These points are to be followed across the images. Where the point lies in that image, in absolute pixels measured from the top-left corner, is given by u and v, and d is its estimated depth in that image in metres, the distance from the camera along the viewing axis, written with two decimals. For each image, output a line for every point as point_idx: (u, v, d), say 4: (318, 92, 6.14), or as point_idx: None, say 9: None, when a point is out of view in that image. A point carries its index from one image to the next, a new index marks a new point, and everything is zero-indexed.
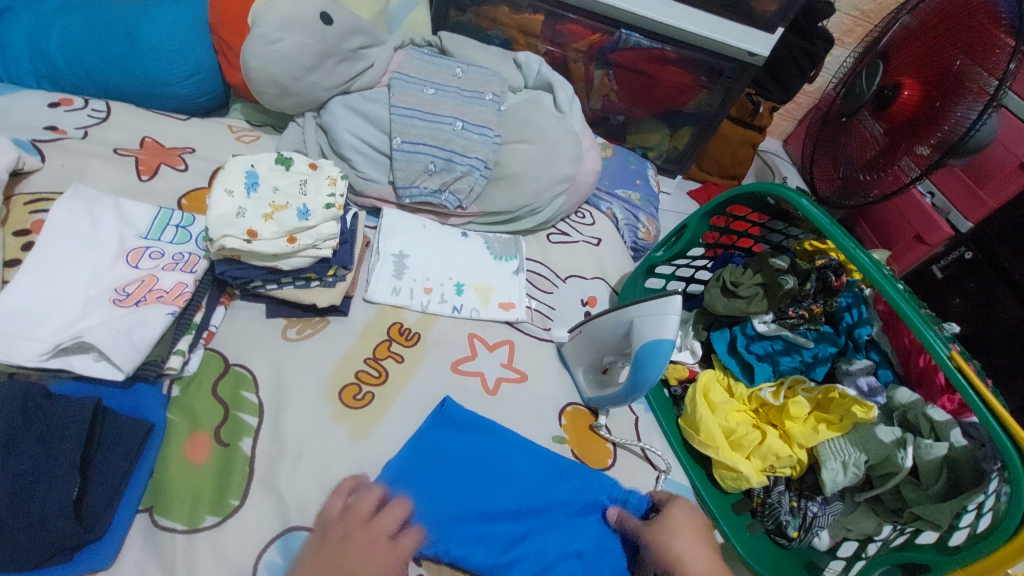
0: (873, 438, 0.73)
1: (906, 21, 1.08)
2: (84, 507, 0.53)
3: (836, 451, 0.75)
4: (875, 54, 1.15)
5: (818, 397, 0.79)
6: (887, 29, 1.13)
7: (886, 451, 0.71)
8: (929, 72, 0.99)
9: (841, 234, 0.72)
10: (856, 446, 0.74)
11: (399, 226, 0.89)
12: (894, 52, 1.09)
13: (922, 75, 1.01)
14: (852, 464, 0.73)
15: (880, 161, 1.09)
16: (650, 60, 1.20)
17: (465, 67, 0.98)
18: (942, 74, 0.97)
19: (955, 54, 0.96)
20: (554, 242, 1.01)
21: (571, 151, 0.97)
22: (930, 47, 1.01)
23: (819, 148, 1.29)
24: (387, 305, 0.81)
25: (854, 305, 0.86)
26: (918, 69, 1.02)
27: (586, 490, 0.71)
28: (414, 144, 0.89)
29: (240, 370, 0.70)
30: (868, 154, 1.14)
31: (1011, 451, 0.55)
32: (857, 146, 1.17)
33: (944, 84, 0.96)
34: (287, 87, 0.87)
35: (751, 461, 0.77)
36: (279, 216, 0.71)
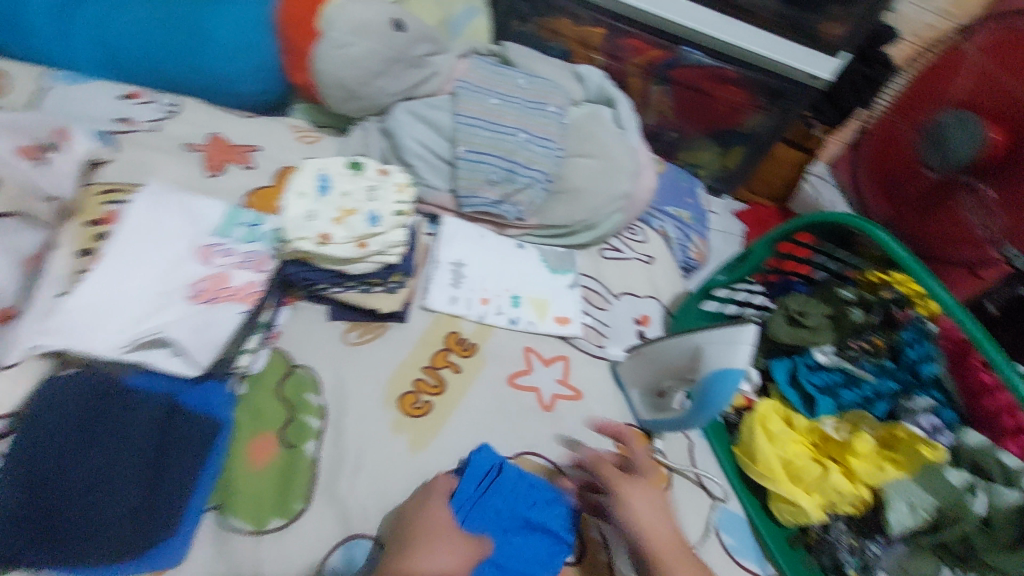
0: (941, 481, 0.70)
1: (968, 47, 1.04)
2: (159, 500, 0.54)
3: (903, 492, 0.72)
4: (933, 82, 1.10)
5: (882, 435, 0.78)
6: (947, 54, 1.09)
7: (955, 495, 0.68)
8: (1002, 108, 0.94)
9: (919, 267, 0.70)
10: (925, 489, 0.71)
11: (458, 235, 0.89)
12: (956, 81, 1.04)
13: (993, 111, 0.96)
14: (916, 507, 0.70)
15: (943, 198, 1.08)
16: (708, 78, 1.18)
17: (528, 78, 0.97)
18: (1016, 111, 0.92)
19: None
20: (607, 258, 0.99)
21: (630, 168, 0.96)
22: (1000, 80, 0.96)
23: (874, 175, 1.25)
24: (444, 314, 0.81)
25: (918, 341, 0.81)
26: (991, 105, 0.96)
27: (516, 484, 0.65)
28: (478, 154, 0.88)
29: (303, 372, 0.70)
30: (930, 187, 1.10)
31: None
32: (919, 180, 1.12)
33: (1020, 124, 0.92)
34: (353, 91, 0.89)
35: (811, 496, 0.75)
36: (349, 220, 0.71)
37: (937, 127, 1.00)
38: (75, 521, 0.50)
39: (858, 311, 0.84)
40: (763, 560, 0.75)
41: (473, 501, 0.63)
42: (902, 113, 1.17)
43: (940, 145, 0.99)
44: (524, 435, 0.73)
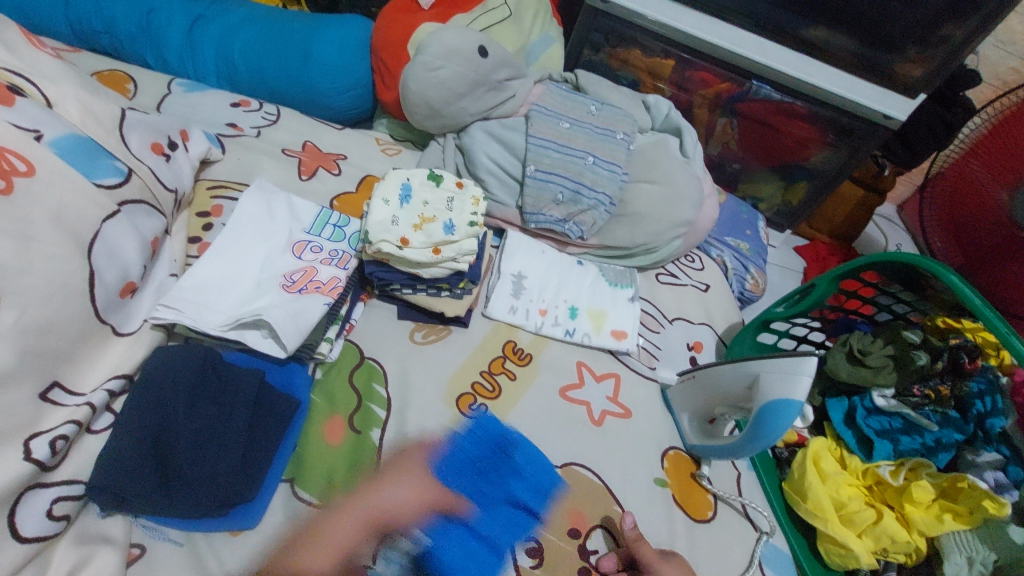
0: (1004, 537, 0.68)
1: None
2: (249, 463, 0.60)
3: (963, 547, 0.70)
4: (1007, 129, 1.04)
5: (943, 484, 0.74)
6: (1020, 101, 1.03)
7: (1019, 554, 0.67)
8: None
9: (994, 317, 0.69)
10: (985, 544, 0.70)
11: (521, 248, 0.94)
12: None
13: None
14: (975, 563, 0.69)
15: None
16: (778, 112, 1.19)
17: (600, 105, 1.02)
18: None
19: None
20: (662, 282, 1.01)
21: (692, 197, 0.98)
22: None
23: (950, 218, 1.19)
24: (504, 323, 0.85)
25: (987, 393, 0.79)
26: None
27: (506, 444, 0.72)
28: (546, 173, 0.93)
29: (372, 364, 0.75)
30: (1011, 236, 1.05)
31: None
32: (1002, 228, 1.07)
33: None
34: (437, 110, 0.96)
35: (862, 540, 0.73)
36: (427, 228, 0.77)
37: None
38: (187, 465, 0.57)
39: (922, 356, 0.79)
40: None
41: (466, 454, 0.70)
42: (977, 156, 1.10)
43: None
44: (573, 445, 0.75)
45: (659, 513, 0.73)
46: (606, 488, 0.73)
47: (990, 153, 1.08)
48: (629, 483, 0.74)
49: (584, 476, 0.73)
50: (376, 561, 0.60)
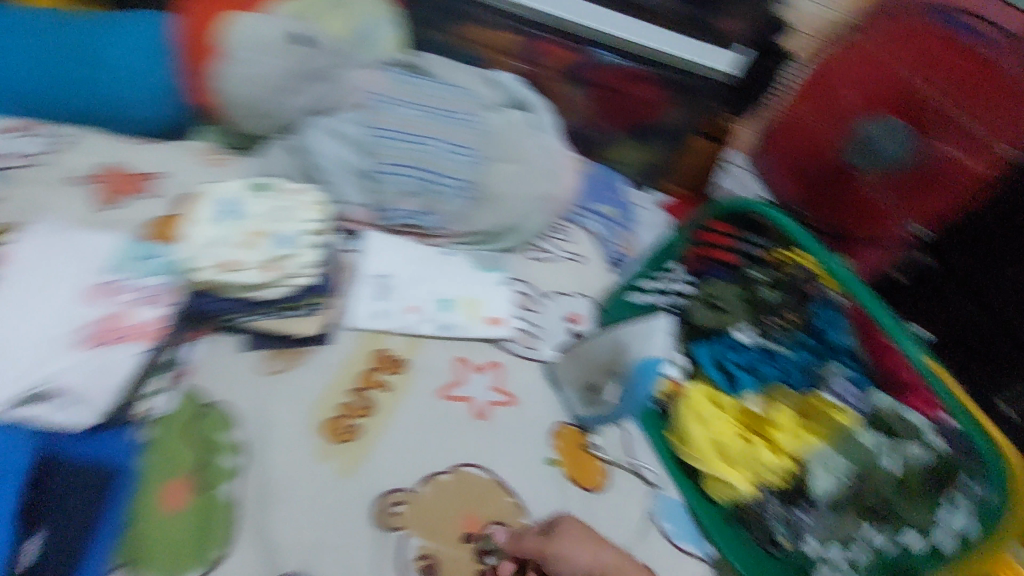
0: (855, 444, 0.74)
1: (858, 37, 1.10)
2: (41, 564, 0.51)
3: (823, 463, 0.75)
4: (832, 73, 1.14)
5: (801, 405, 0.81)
6: (838, 46, 1.13)
7: (869, 458, 0.72)
8: (903, 99, 1.04)
9: (814, 242, 0.74)
10: (842, 456, 0.74)
11: (380, 249, 0.88)
12: (853, 72, 1.10)
13: (894, 102, 1.05)
14: (836, 476, 0.73)
15: (858, 193, 1.15)
16: (621, 78, 1.23)
17: (441, 86, 0.96)
18: (916, 105, 1.02)
19: (928, 85, 1.00)
20: (535, 260, 0.99)
21: (549, 170, 0.97)
22: (895, 74, 1.04)
23: (780, 157, 1.28)
24: (370, 332, 0.79)
25: (829, 313, 0.82)
26: (903, 109, 1.04)
27: None
28: (394, 166, 0.87)
29: (216, 411, 0.66)
30: (836, 173, 1.16)
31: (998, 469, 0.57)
32: (828, 165, 1.17)
33: (923, 115, 1.02)
34: (257, 109, 0.85)
35: (739, 472, 0.79)
36: (253, 241, 0.69)
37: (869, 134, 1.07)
38: None
39: (766, 290, 0.86)
40: (703, 542, 0.77)
41: None
42: (807, 98, 1.19)
43: (874, 151, 1.08)
44: (459, 445, 0.72)
45: (554, 494, 0.72)
46: (498, 482, 0.71)
47: (817, 97, 1.17)
48: (520, 472, 0.72)
49: (473, 474, 0.70)
50: None
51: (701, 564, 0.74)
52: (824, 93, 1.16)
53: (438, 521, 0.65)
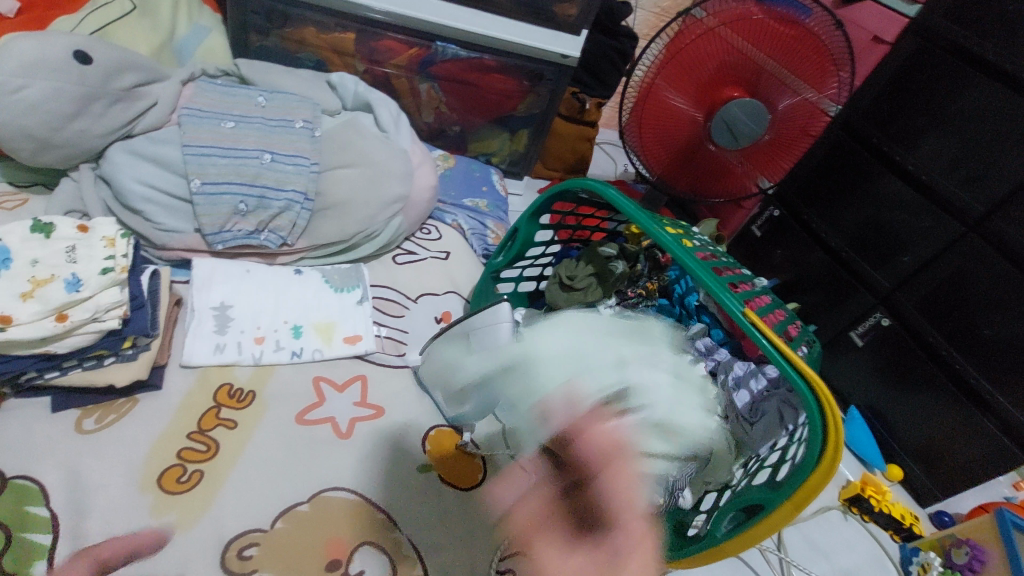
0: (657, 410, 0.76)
1: (705, 18, 1.02)
2: None
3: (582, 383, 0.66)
4: (684, 56, 1.07)
5: None
6: (686, 29, 1.04)
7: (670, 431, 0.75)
8: (742, 75, 1.06)
9: (645, 216, 0.75)
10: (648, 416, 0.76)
11: (216, 276, 0.81)
12: (704, 55, 1.06)
13: (735, 78, 1.07)
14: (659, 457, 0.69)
15: (715, 163, 1.21)
16: (472, 70, 1.22)
17: (269, 95, 0.91)
18: (753, 76, 1.06)
19: (763, 59, 1.04)
20: (400, 263, 0.98)
21: (399, 171, 0.94)
22: (740, 54, 1.04)
23: (643, 139, 1.22)
24: (211, 366, 0.73)
25: (682, 277, 0.96)
26: (739, 79, 1.07)
27: None
28: (216, 185, 0.81)
29: (21, 483, 0.58)
30: (703, 146, 1.19)
31: (810, 399, 0.60)
32: (694, 141, 1.18)
33: (759, 87, 1.07)
34: (46, 140, 0.75)
35: None
36: (41, 293, 0.60)
37: (727, 114, 1.08)
38: None
39: (618, 264, 0.88)
40: None
41: None
42: (666, 82, 1.11)
43: (734, 129, 1.10)
44: (322, 469, 0.69)
45: (428, 498, 0.70)
46: (366, 500, 0.68)
47: (676, 80, 1.11)
48: (391, 484, 0.70)
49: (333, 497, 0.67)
50: None
51: None
52: (674, 79, 1.10)
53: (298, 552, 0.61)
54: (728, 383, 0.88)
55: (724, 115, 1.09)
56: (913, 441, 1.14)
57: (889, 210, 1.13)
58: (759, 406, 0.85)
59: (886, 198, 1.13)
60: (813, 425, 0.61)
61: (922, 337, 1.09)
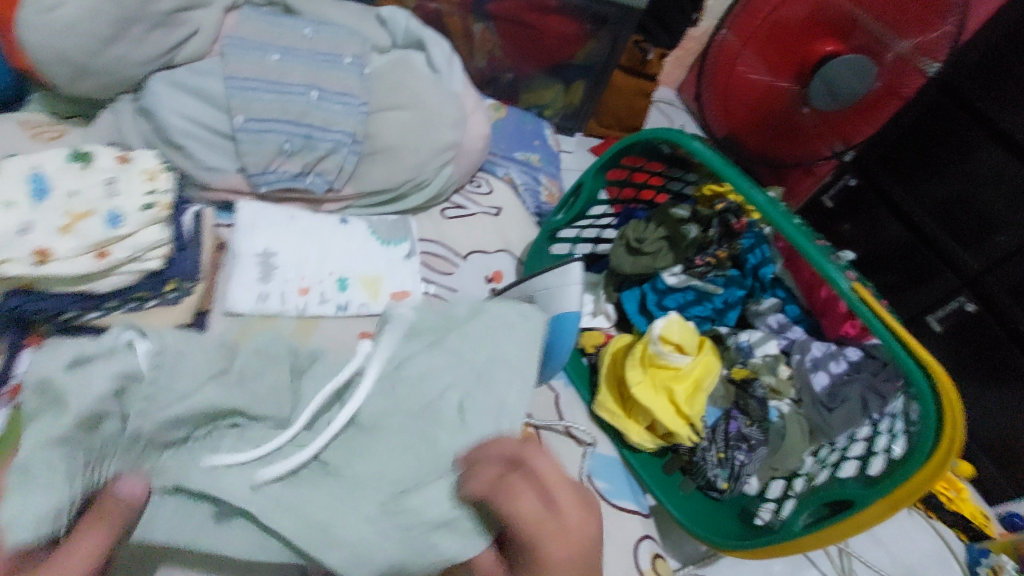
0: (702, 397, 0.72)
1: None
2: None
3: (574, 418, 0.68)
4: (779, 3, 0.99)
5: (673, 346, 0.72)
6: None
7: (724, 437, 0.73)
8: (832, 25, 0.95)
9: (734, 173, 0.66)
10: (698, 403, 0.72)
11: (260, 221, 0.76)
12: (795, 3, 0.97)
13: (825, 29, 0.96)
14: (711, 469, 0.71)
15: (788, 128, 1.12)
16: (530, 9, 1.11)
17: (316, 27, 0.83)
18: (845, 26, 0.94)
19: (857, 5, 0.91)
20: (449, 217, 0.91)
21: (452, 115, 0.86)
22: (839, 4, 0.93)
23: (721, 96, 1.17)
24: (254, 315, 0.69)
25: (756, 245, 0.84)
26: (829, 30, 0.96)
27: None
28: (261, 121, 0.75)
29: None
30: (784, 107, 1.09)
31: (922, 383, 0.54)
32: (773, 101, 1.09)
33: (849, 39, 0.94)
34: (82, 66, 0.70)
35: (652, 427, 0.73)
36: (80, 227, 0.55)
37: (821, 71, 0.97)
38: None
39: (692, 227, 0.81)
40: (641, 495, 0.73)
41: None
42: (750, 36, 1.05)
43: (829, 88, 0.98)
44: None
45: None
46: None
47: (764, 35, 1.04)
48: None
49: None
50: None
51: (637, 518, 0.70)
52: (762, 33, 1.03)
53: None
54: (804, 364, 0.81)
55: (818, 73, 0.98)
56: (987, 435, 1.05)
57: (986, 183, 1.00)
58: (840, 391, 0.76)
59: (985, 168, 1.00)
60: (925, 420, 0.53)
61: (1010, 323, 0.98)
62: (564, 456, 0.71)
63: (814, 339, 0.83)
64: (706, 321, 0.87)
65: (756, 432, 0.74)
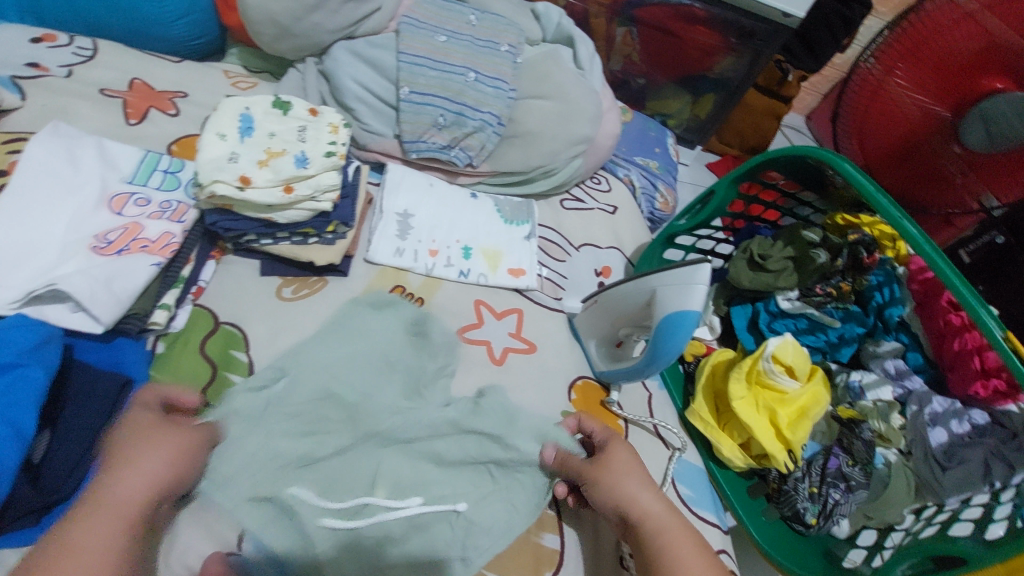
0: (808, 422, 0.70)
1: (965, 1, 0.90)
2: (45, 469, 0.49)
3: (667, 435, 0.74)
4: (944, 33, 0.94)
5: (783, 367, 0.71)
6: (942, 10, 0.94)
7: (809, 459, 0.73)
8: (1006, 62, 0.87)
9: (887, 202, 0.64)
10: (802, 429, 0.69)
11: (404, 183, 0.84)
12: (962, 39, 0.92)
13: (996, 65, 0.88)
14: (801, 505, 0.69)
15: (931, 166, 1.05)
16: (675, 16, 1.13)
17: (480, 15, 0.90)
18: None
19: None
20: (568, 208, 0.95)
21: (590, 111, 0.90)
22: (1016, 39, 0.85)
23: (860, 128, 1.13)
24: (389, 267, 0.77)
25: (885, 284, 0.82)
26: (1001, 66, 0.88)
27: None
28: (422, 95, 0.82)
29: (231, 329, 0.65)
30: (932, 146, 1.02)
31: None
32: (925, 134, 1.02)
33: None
34: (287, 28, 0.81)
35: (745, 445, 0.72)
36: (275, 163, 0.64)
37: (987, 110, 0.90)
38: None
39: (821, 253, 0.78)
40: (721, 511, 0.72)
41: None
42: (905, 64, 1.01)
43: (987, 126, 0.91)
44: (474, 387, 0.70)
45: None
46: None
47: (920, 62, 0.99)
48: None
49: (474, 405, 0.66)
50: (242, 545, 0.52)
51: (716, 531, 0.69)
52: (919, 64, 0.99)
53: (443, 457, 0.62)
54: (921, 417, 0.75)
55: (980, 110, 0.91)
56: None
57: None
58: (959, 451, 0.70)
59: None
60: None
61: None
62: (650, 454, 0.72)
63: (936, 394, 0.77)
64: (817, 352, 0.85)
65: (857, 474, 0.70)
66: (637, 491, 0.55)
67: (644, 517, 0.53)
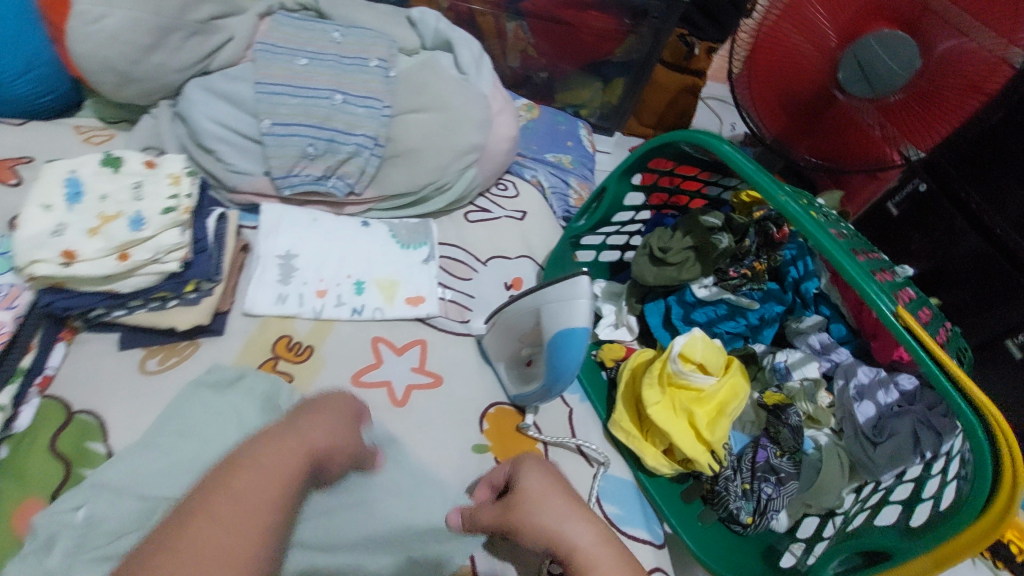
0: (728, 416, 0.67)
1: None
2: None
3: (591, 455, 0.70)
4: None
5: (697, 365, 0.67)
6: None
7: (739, 452, 0.71)
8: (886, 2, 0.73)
9: (768, 181, 0.60)
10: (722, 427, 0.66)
11: (283, 223, 0.78)
12: None
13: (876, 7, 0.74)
14: (735, 507, 0.66)
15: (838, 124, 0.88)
16: (565, 5, 1.10)
17: (345, 30, 0.83)
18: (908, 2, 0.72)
19: None
20: (473, 221, 0.90)
21: (477, 117, 0.85)
22: None
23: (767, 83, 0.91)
24: (271, 317, 0.71)
25: (799, 257, 0.79)
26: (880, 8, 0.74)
27: None
28: (285, 126, 0.76)
29: (87, 418, 0.58)
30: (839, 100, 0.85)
31: (978, 434, 0.46)
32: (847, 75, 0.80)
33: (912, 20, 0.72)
34: (127, 74, 0.74)
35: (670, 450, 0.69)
36: (107, 229, 0.58)
37: (866, 55, 0.76)
38: None
39: (723, 237, 0.75)
40: (656, 524, 0.68)
41: None
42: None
43: (867, 71, 0.77)
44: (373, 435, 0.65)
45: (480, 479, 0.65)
46: (416, 474, 0.63)
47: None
48: (442, 460, 0.65)
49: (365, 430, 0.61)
50: None
51: (648, 549, 0.66)
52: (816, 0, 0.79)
53: None
54: (847, 392, 0.72)
55: (861, 60, 0.77)
56: None
57: None
58: (888, 423, 0.67)
59: None
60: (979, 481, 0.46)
61: None
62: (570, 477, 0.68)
63: (862, 364, 0.75)
64: (739, 338, 0.81)
65: (786, 464, 0.67)
66: (559, 520, 0.48)
67: (575, 549, 0.47)
